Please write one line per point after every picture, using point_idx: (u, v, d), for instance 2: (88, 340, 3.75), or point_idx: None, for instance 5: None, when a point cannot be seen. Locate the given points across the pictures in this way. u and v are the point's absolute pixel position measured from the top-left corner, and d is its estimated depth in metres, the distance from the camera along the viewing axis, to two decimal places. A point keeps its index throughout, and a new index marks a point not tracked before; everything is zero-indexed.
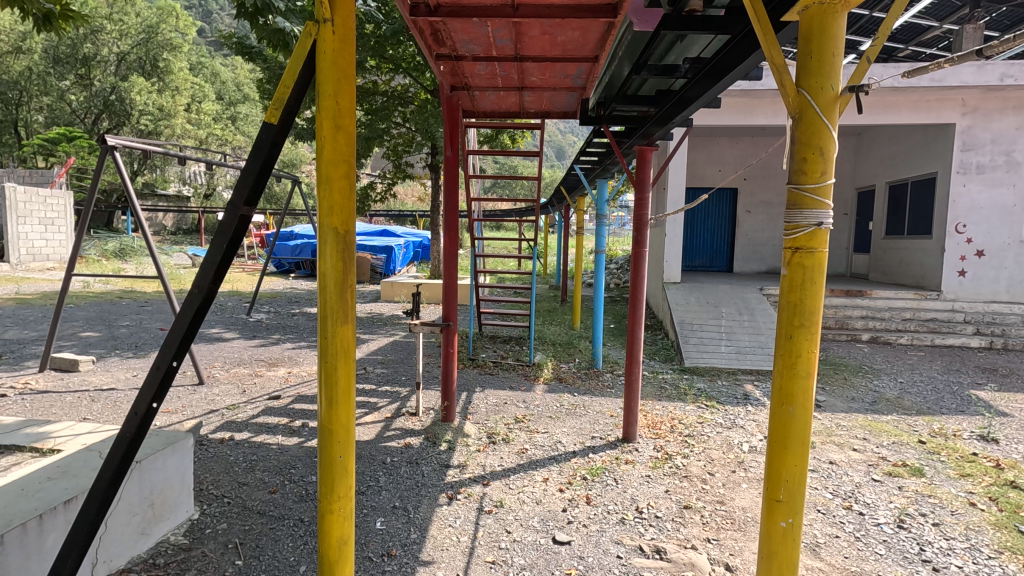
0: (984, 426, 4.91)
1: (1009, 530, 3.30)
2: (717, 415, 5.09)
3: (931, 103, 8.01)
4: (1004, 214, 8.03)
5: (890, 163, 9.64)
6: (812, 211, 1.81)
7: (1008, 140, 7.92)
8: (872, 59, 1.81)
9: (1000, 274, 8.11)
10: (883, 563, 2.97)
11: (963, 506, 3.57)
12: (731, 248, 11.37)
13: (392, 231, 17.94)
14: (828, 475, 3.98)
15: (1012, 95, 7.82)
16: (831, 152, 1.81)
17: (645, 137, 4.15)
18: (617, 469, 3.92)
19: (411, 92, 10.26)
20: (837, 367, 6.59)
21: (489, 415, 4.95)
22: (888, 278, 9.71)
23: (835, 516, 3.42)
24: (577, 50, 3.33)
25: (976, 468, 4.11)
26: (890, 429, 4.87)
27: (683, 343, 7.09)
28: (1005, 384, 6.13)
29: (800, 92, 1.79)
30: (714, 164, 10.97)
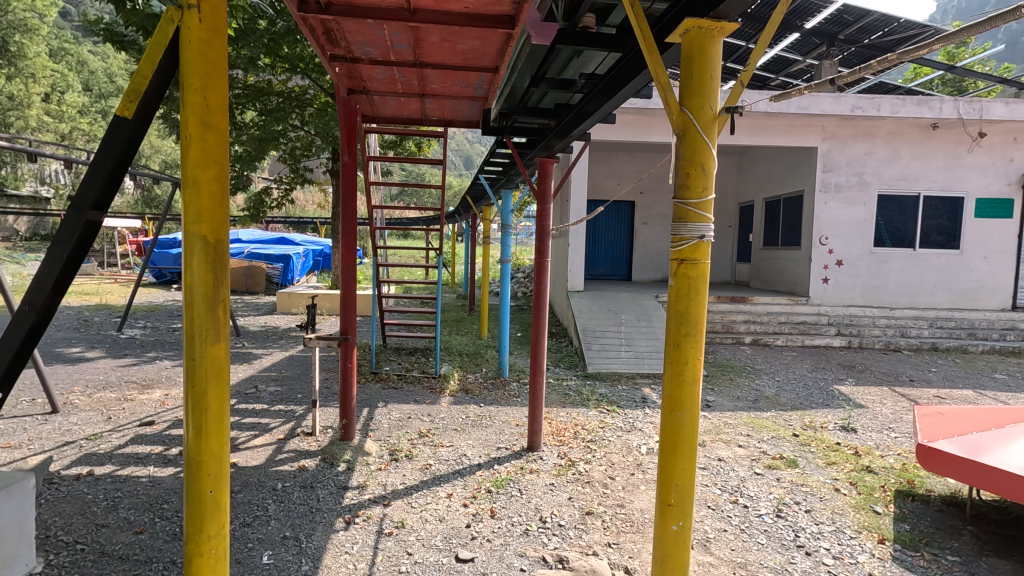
0: (845, 418, 5.50)
1: (866, 511, 3.69)
2: (617, 419, 5.28)
3: (797, 127, 8.94)
4: (858, 228, 9.09)
5: (766, 180, 10.63)
6: (695, 224, 1.92)
7: (859, 163, 9.00)
8: (746, 83, 1.95)
9: (856, 281, 9.15)
10: (764, 551, 3.19)
11: (829, 492, 3.94)
12: (630, 258, 11.96)
13: (290, 239, 16.98)
14: (716, 471, 4.24)
15: (862, 124, 8.91)
16: (711, 169, 1.92)
17: (546, 149, 4.23)
18: (522, 479, 3.92)
19: (310, 94, 9.78)
20: (724, 368, 7.09)
21: (391, 431, 4.76)
22: (766, 285, 10.65)
23: (722, 511, 3.64)
24: (478, 60, 3.31)
25: (840, 456, 4.57)
26: (770, 425, 5.29)
27: (586, 349, 7.30)
28: (860, 378, 6.92)
29: (683, 111, 1.89)
30: (613, 177, 11.49)
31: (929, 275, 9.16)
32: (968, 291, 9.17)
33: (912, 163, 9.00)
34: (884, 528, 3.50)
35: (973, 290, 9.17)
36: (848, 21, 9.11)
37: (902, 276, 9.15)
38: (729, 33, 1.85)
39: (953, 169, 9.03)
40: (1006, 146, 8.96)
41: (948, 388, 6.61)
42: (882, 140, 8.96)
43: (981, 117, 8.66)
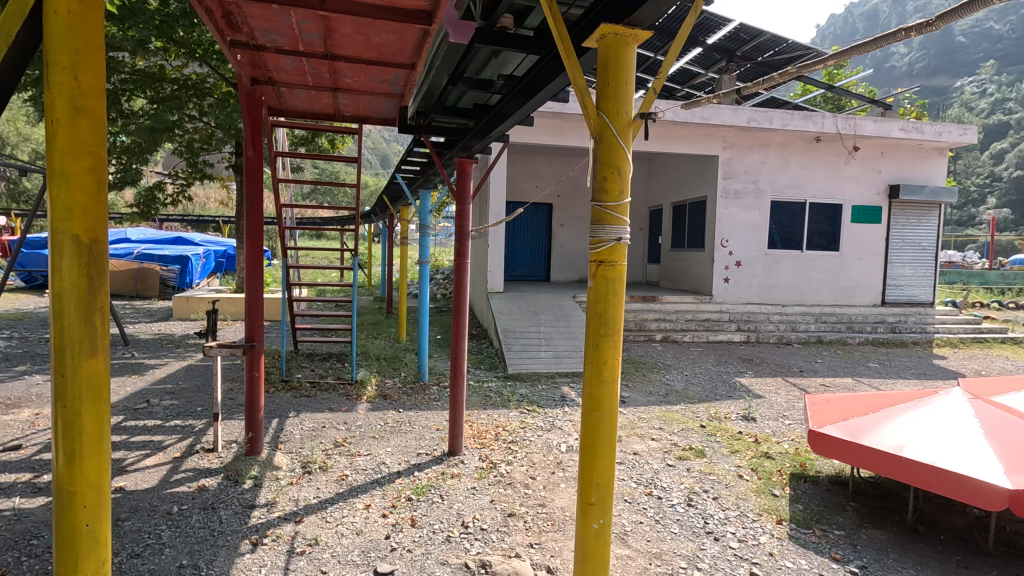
0: (746, 408, 5.92)
1: (765, 495, 3.97)
2: (537, 418, 5.33)
3: (701, 136, 9.51)
4: (755, 231, 9.82)
5: (673, 186, 11.23)
6: (613, 227, 1.96)
7: (755, 171, 9.73)
8: (657, 91, 2.03)
9: (753, 281, 9.88)
10: (677, 540, 3.34)
11: (733, 479, 4.21)
12: (548, 259, 12.17)
13: (188, 239, 15.70)
14: (632, 465, 4.40)
15: (757, 135, 9.64)
16: (627, 173, 1.98)
17: (465, 150, 4.19)
18: (443, 485, 3.84)
19: (210, 82, 9.09)
20: (637, 365, 7.38)
21: (304, 442, 4.51)
22: (674, 285, 11.24)
23: (638, 503, 3.78)
24: (394, 55, 3.20)
25: (742, 444, 4.90)
26: (680, 418, 5.58)
27: (507, 350, 7.32)
28: (758, 371, 7.48)
29: (600, 115, 1.93)
30: (531, 180, 11.65)
31: (815, 275, 10.08)
32: (847, 289, 10.19)
33: (799, 172, 9.86)
34: (781, 509, 3.78)
35: (851, 288, 10.21)
36: (743, 38, 9.90)
37: (792, 275, 10.00)
38: (642, 41, 1.91)
39: (833, 179, 10.00)
40: (875, 160, 10.07)
41: (831, 377, 7.31)
42: (774, 151, 9.74)
43: (855, 133, 9.67)
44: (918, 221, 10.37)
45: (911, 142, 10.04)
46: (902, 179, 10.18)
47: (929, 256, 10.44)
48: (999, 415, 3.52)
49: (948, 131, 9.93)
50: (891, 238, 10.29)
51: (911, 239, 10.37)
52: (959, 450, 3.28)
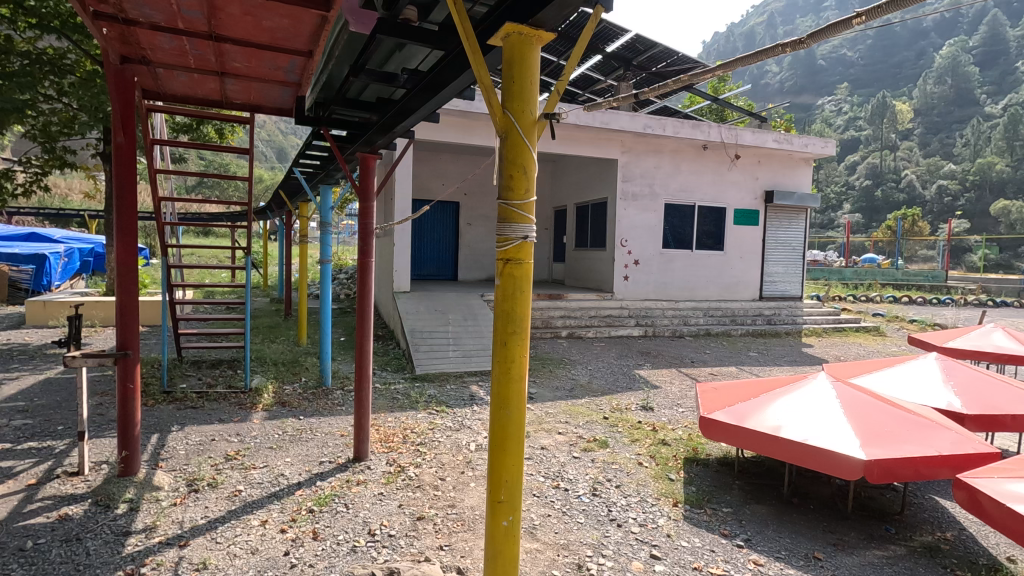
0: (644, 398, 6.26)
1: (663, 480, 4.22)
2: (446, 419, 5.28)
3: (601, 140, 9.91)
4: (651, 232, 10.42)
5: (576, 187, 11.62)
6: (519, 225, 1.98)
7: (650, 175, 10.31)
8: (561, 93, 2.08)
9: (649, 278, 10.47)
10: (583, 530, 3.46)
11: (634, 466, 4.43)
12: (455, 258, 12.11)
13: (46, 235, 13.83)
14: (540, 459, 4.49)
15: (652, 141, 10.22)
16: (533, 172, 2.01)
17: (368, 145, 4.04)
18: (348, 493, 3.68)
19: (71, 59, 8.05)
20: (544, 361, 7.55)
21: (189, 458, 4.13)
22: (578, 282, 11.64)
23: (546, 497, 3.86)
24: (289, 41, 3.01)
25: (641, 433, 5.17)
26: (585, 411, 5.78)
27: (414, 351, 7.18)
28: (655, 363, 7.94)
29: (506, 113, 1.94)
30: (437, 178, 11.52)
31: (703, 272, 10.88)
32: (730, 285, 11.11)
33: (689, 177, 10.59)
34: (677, 492, 4.04)
35: (734, 284, 11.15)
36: (639, 49, 10.44)
37: (684, 273, 10.73)
38: (546, 43, 1.95)
39: (719, 184, 10.84)
40: (753, 167, 11.06)
41: (718, 366, 7.93)
42: (667, 156, 10.37)
43: (737, 142, 10.56)
44: (789, 224, 11.54)
45: (782, 152, 11.14)
46: (775, 185, 11.27)
47: (798, 255, 11.66)
48: (855, 394, 3.99)
49: (812, 144, 11.14)
50: (767, 238, 11.37)
51: (783, 240, 11.53)
52: (825, 428, 3.68)
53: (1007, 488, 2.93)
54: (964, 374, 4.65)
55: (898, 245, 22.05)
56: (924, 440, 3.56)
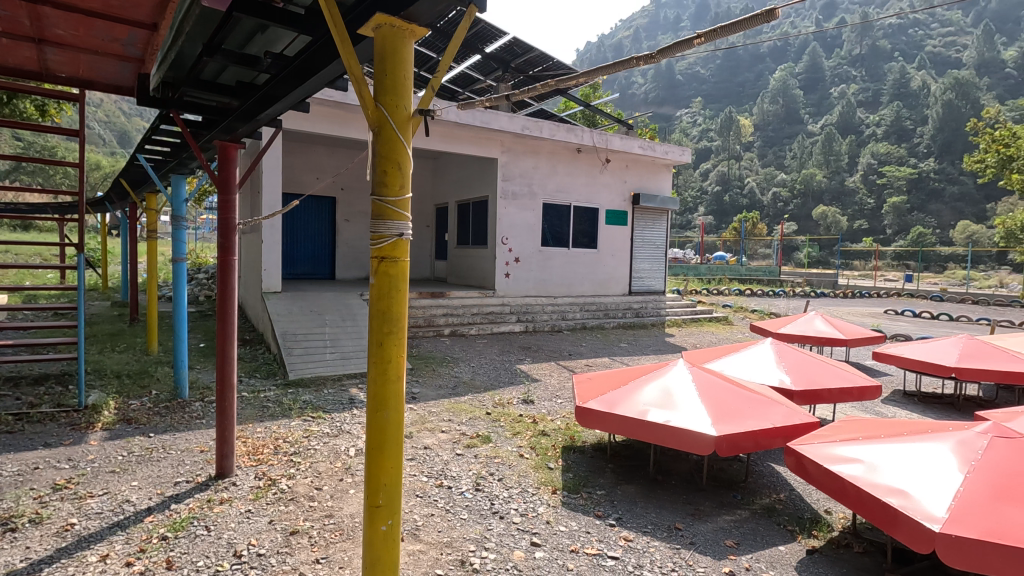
0: (525, 392, 6.45)
1: (543, 469, 4.38)
2: (323, 425, 5.02)
3: (481, 139, 10.00)
4: (530, 230, 10.73)
5: (457, 185, 11.63)
6: (394, 222, 1.93)
7: (529, 176, 10.62)
8: (436, 89, 2.06)
9: (529, 275, 10.79)
10: (466, 526, 3.48)
11: (516, 459, 4.55)
12: (331, 256, 11.53)
13: None
14: (423, 459, 4.44)
15: (529, 143, 10.53)
16: (408, 168, 1.97)
17: (228, 132, 3.69)
18: (210, 514, 3.36)
19: None
20: (427, 360, 7.46)
21: (4, 492, 3.50)
22: (460, 280, 11.66)
23: (429, 496, 3.83)
24: (128, 10, 2.69)
25: (522, 426, 5.31)
26: (468, 407, 5.82)
27: (286, 355, 6.72)
28: (535, 357, 8.21)
29: (378, 107, 1.89)
30: (310, 171, 10.88)
31: (579, 269, 11.46)
32: (603, 281, 11.82)
33: (565, 178, 11.07)
34: (555, 480, 4.22)
35: (607, 280, 11.88)
36: (517, 52, 10.72)
37: (561, 270, 11.20)
38: (418, 37, 1.92)
39: (592, 186, 11.47)
40: (622, 171, 11.86)
41: (593, 357, 8.41)
42: (544, 157, 10.76)
43: (607, 147, 11.26)
44: (653, 224, 12.55)
45: (647, 158, 12.08)
46: (641, 188, 12.19)
47: (661, 253, 12.71)
48: (708, 376, 4.45)
49: (671, 151, 12.20)
50: (634, 237, 12.26)
51: (649, 239, 12.51)
52: (683, 409, 4.06)
53: (824, 451, 3.44)
54: (793, 355, 5.38)
55: (742, 244, 24.98)
56: (762, 414, 4.07)
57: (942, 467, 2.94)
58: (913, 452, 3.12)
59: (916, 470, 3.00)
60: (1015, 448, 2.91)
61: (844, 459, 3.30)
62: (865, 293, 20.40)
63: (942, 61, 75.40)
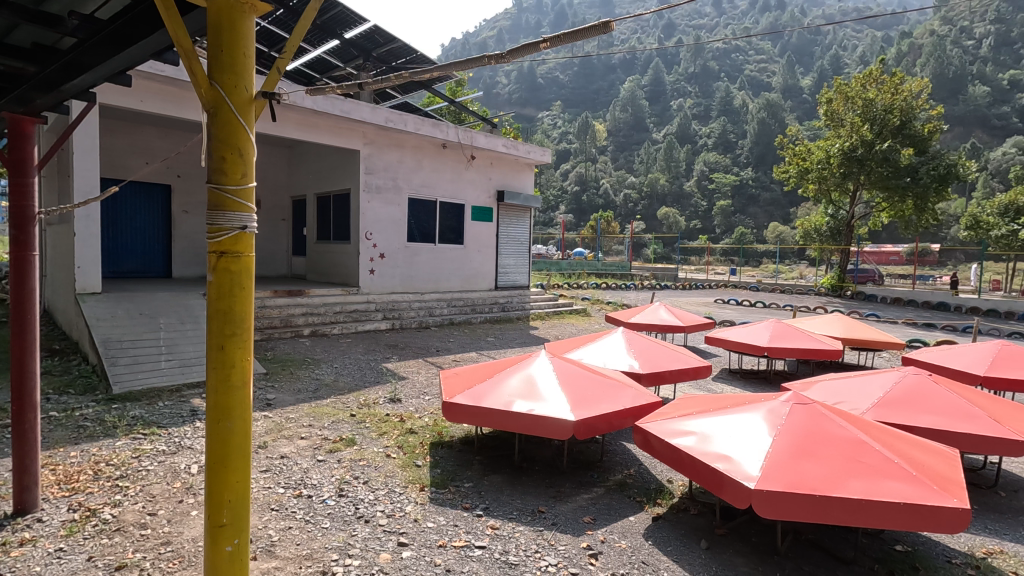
0: (392, 391, 6.30)
1: (410, 467, 4.33)
2: (158, 442, 4.44)
3: (341, 129, 9.51)
4: (395, 225, 10.46)
5: (316, 176, 10.98)
6: (235, 214, 1.77)
7: (393, 170, 10.33)
8: (282, 72, 1.93)
9: (395, 272, 10.53)
10: (328, 534, 3.32)
11: (381, 459, 4.43)
12: (167, 251, 10.24)
13: None
14: (279, 470, 4.13)
15: (393, 136, 10.27)
16: (250, 156, 1.82)
17: (21, 104, 3.09)
18: (6, 561, 2.81)
19: None
20: (284, 363, 6.96)
21: None
22: (320, 277, 11.04)
23: (286, 509, 3.58)
24: None
25: (389, 425, 5.19)
26: (330, 410, 5.54)
27: (109, 365, 5.83)
28: (402, 355, 8.07)
29: (213, 86, 1.72)
30: (137, 154, 9.54)
31: (446, 265, 11.45)
32: (470, 276, 11.94)
33: (430, 173, 10.97)
34: (422, 477, 4.18)
35: (473, 276, 12.03)
36: (378, 41, 10.36)
37: (428, 266, 11.10)
38: (259, 15, 1.78)
39: (457, 182, 11.51)
40: (486, 168, 12.06)
41: (460, 353, 8.49)
42: (409, 152, 10.55)
43: (472, 144, 11.37)
44: (517, 221, 12.96)
45: (510, 156, 12.42)
46: (506, 186, 12.51)
47: (525, 249, 13.19)
48: (567, 365, 4.71)
49: (533, 151, 12.68)
50: (499, 234, 12.56)
51: (513, 235, 12.90)
52: (545, 397, 4.26)
53: (667, 427, 3.83)
54: (641, 342, 5.91)
55: (598, 241, 26.83)
56: (614, 398, 4.41)
57: (756, 433, 3.43)
58: (736, 422, 3.59)
59: (738, 437, 3.45)
60: (810, 412, 3.47)
61: (682, 432, 3.70)
62: (700, 285, 23.05)
63: (757, 84, 87.65)
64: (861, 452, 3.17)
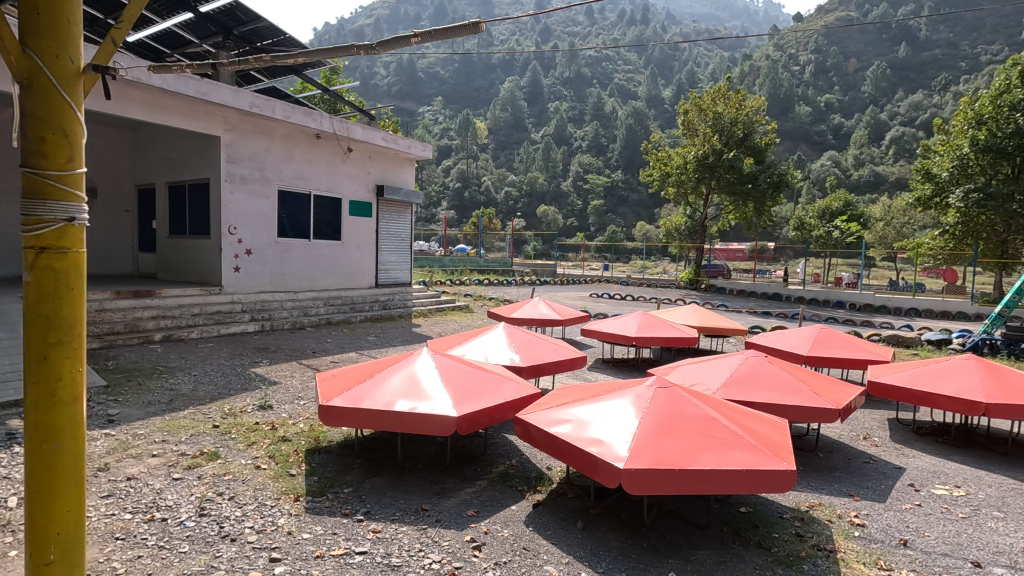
0: (261, 397, 5.85)
1: (284, 478, 4.07)
2: None
3: (198, 112, 8.60)
4: (263, 219, 9.69)
5: (167, 163, 9.85)
6: (61, 204, 1.55)
7: (260, 159, 9.57)
8: (117, 43, 1.73)
9: (264, 269, 9.78)
10: (188, 559, 3.02)
11: (250, 472, 4.11)
12: None
13: None
14: (125, 494, 3.66)
15: (260, 122, 9.50)
16: (78, 136, 1.60)
17: None
18: None
19: None
20: (130, 373, 6.15)
21: None
22: (174, 275, 9.94)
23: (136, 536, 3.19)
24: None
25: (258, 435, 4.82)
26: (188, 423, 5.00)
27: None
28: (273, 358, 7.53)
29: (26, 54, 1.49)
30: None
31: (322, 262, 10.88)
32: (348, 273, 11.45)
33: (303, 164, 10.33)
34: (297, 487, 3.95)
35: (352, 273, 11.55)
36: (241, 18, 9.56)
37: (301, 263, 10.45)
38: None
39: (332, 175, 10.95)
40: (364, 162, 11.63)
41: (339, 353, 8.12)
42: (278, 140, 9.83)
43: (348, 136, 10.87)
44: (398, 217, 12.67)
45: (390, 151, 12.08)
46: (385, 180, 12.16)
47: (406, 245, 12.95)
48: (449, 362, 4.71)
49: (413, 146, 12.45)
50: (379, 230, 12.19)
51: (394, 231, 12.60)
52: (428, 395, 4.22)
53: (545, 417, 3.99)
54: (521, 336, 6.09)
55: (480, 238, 27.15)
56: (495, 391, 4.50)
57: (625, 416, 3.69)
58: (608, 408, 3.83)
59: (610, 422, 3.69)
60: (670, 395, 3.81)
61: (560, 421, 3.87)
62: (577, 280, 24.26)
63: (624, 93, 94.05)
64: (712, 428, 3.55)
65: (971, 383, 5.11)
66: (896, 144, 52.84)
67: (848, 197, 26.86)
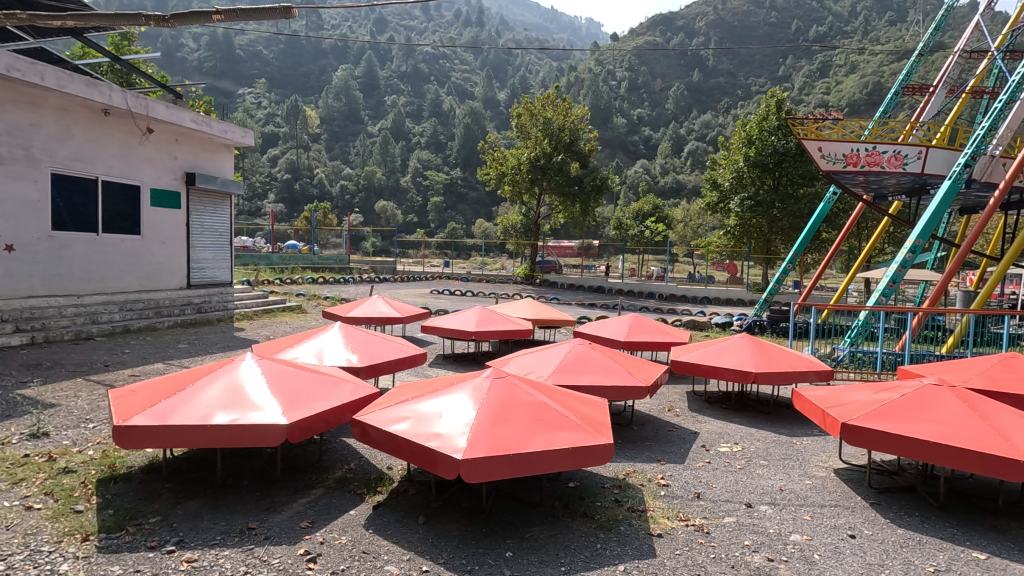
0: (32, 424, 4.81)
1: (66, 516, 3.42)
2: None
3: None
4: (29, 208, 7.97)
5: None
6: None
7: (23, 135, 7.84)
8: None
9: (33, 268, 8.07)
10: None
11: (18, 515, 3.38)
12: None
13: None
14: None
15: (22, 90, 7.76)
16: None
17: None
18: None
19: None
20: None
21: None
22: None
23: None
24: None
25: (29, 469, 3.97)
26: None
27: None
28: (49, 376, 6.25)
29: None
30: None
31: (114, 259, 9.28)
32: (151, 273, 9.95)
33: (86, 145, 8.72)
34: (86, 525, 3.35)
35: (155, 273, 10.06)
36: None
37: (86, 261, 8.81)
38: None
39: (126, 158, 9.39)
40: (169, 145, 10.18)
41: (141, 365, 7.03)
42: (50, 114, 8.17)
43: (148, 115, 9.39)
44: (214, 209, 11.33)
45: (201, 134, 10.72)
46: (196, 167, 10.78)
47: (225, 241, 11.65)
48: (279, 366, 4.37)
49: (230, 131, 11.19)
50: (191, 223, 10.78)
51: (209, 225, 11.24)
52: (253, 404, 3.87)
53: (384, 416, 3.92)
54: (358, 335, 5.87)
55: (313, 233, 25.54)
56: (329, 394, 4.29)
57: (463, 408, 3.79)
58: (447, 402, 3.90)
59: (448, 415, 3.76)
60: (505, 384, 4.00)
61: (399, 419, 3.84)
62: (417, 277, 24.10)
63: (461, 91, 95.54)
64: (542, 412, 3.82)
65: (744, 357, 6.20)
66: (692, 156, 61.59)
67: (656, 201, 30.61)
